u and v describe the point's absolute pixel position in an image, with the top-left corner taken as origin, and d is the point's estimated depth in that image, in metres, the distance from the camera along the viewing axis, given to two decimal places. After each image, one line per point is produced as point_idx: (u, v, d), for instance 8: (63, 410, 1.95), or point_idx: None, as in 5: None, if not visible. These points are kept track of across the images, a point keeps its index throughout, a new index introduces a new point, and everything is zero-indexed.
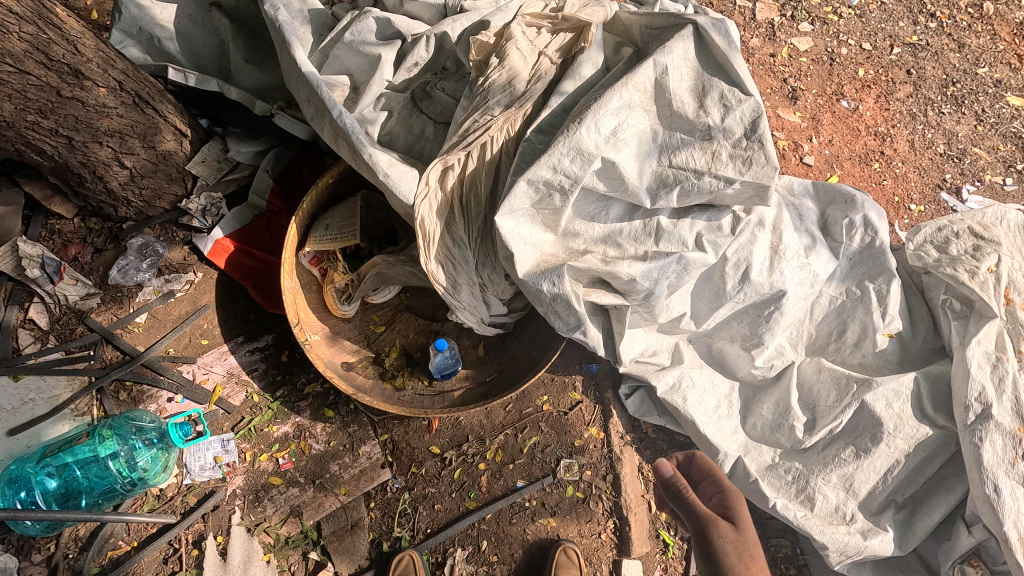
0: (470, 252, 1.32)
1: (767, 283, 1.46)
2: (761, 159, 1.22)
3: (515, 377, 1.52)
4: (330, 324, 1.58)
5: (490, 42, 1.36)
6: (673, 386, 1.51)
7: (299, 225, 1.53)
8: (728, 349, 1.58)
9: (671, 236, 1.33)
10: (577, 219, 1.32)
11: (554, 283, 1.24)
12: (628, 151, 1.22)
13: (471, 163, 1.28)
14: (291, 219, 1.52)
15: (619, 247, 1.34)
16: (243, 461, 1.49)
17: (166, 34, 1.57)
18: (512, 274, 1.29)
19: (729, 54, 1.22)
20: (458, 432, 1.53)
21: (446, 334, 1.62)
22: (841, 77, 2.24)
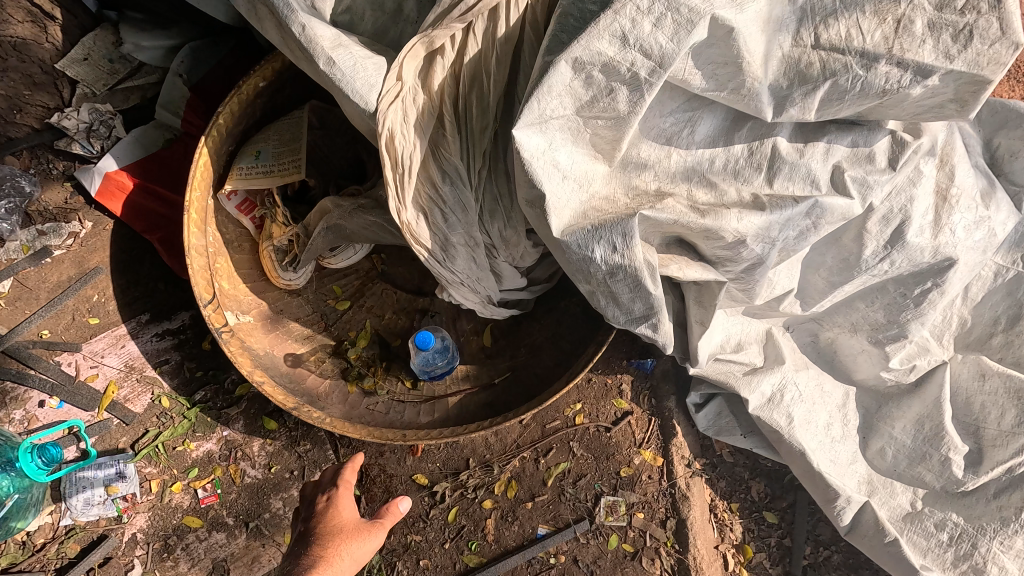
0: (470, 195, 0.81)
1: (930, 249, 0.95)
2: (989, 30, 0.68)
3: (537, 381, 1.05)
4: (269, 300, 1.09)
5: None
6: (771, 398, 1.02)
7: (214, 151, 1.01)
8: (844, 342, 1.10)
9: (794, 170, 0.83)
10: (644, 139, 0.82)
11: (619, 246, 0.71)
12: (753, 11, 0.69)
13: (471, 44, 0.76)
14: (202, 141, 1.00)
15: (711, 187, 0.84)
16: (147, 494, 1.05)
17: None
18: (538, 231, 0.76)
19: None
20: (454, 456, 1.08)
21: (438, 316, 1.14)
22: None
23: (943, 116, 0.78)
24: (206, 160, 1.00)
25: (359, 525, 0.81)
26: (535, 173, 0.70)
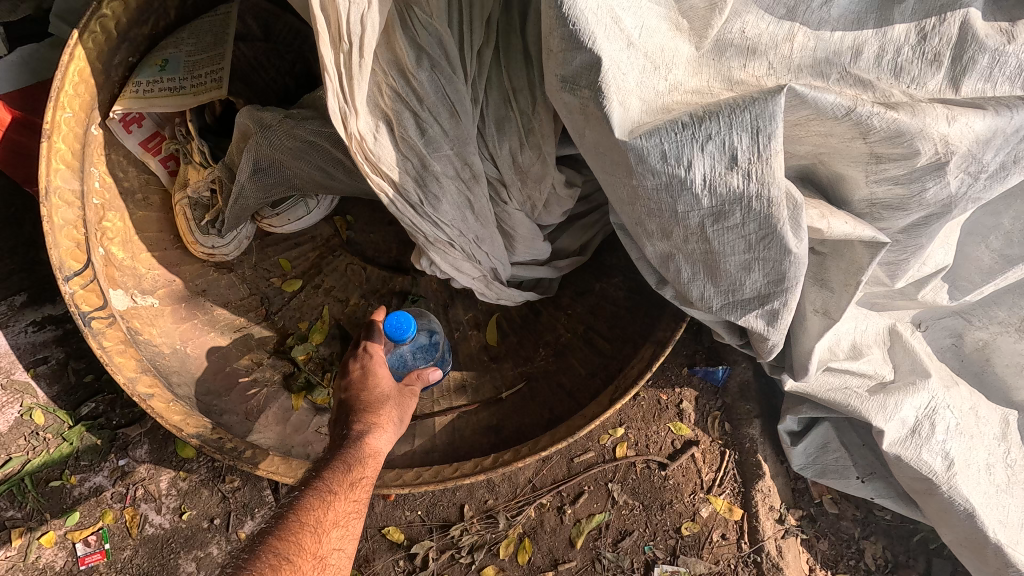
0: (466, 90, 0.49)
1: None
2: None
3: (567, 397, 0.72)
4: (186, 275, 0.77)
5: None
6: (913, 429, 0.69)
7: (93, 55, 0.66)
8: (1004, 345, 0.76)
9: (1004, 62, 0.50)
10: (754, 8, 0.50)
11: (745, 155, 0.38)
12: None
13: None
14: (77, 46, 0.64)
15: (864, 87, 0.51)
16: (5, 550, 0.75)
17: None
18: (580, 143, 0.44)
19: None
20: (443, 501, 0.78)
21: (423, 302, 0.82)
22: None
23: None
24: (81, 68, 0.65)
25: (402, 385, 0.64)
26: (581, 19, 0.38)
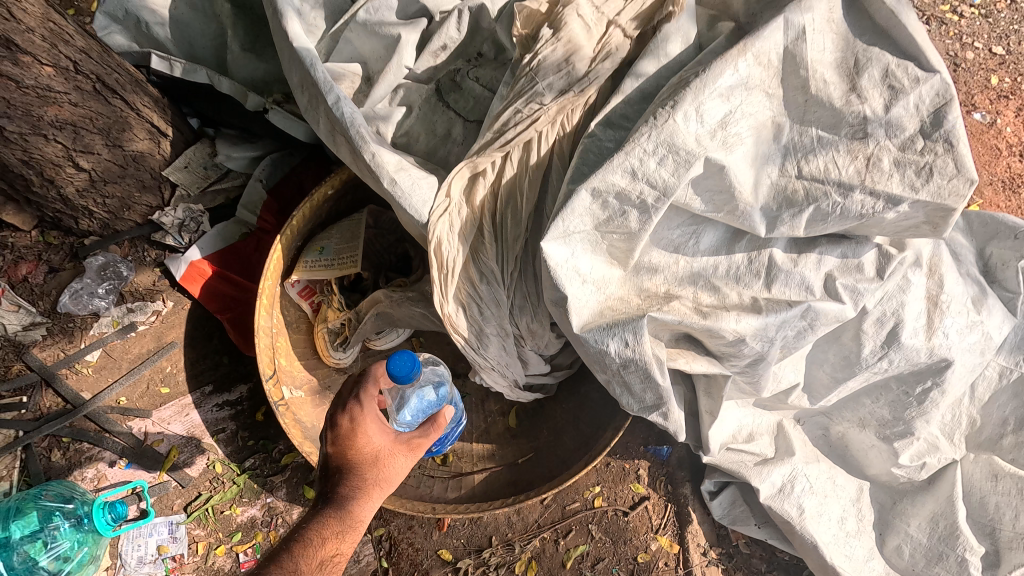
0: (503, 292, 0.95)
1: (926, 350, 1.02)
2: (948, 168, 0.80)
3: (560, 462, 1.12)
4: (319, 375, 1.22)
5: (541, 11, 1.00)
6: (781, 489, 1.08)
7: (286, 245, 1.17)
8: (854, 436, 1.14)
9: (790, 277, 0.92)
10: (652, 249, 0.93)
11: (630, 340, 0.83)
12: (741, 153, 0.84)
13: (509, 170, 0.93)
14: (277, 237, 1.17)
15: (716, 290, 0.93)
16: (193, 554, 1.17)
17: (156, 18, 1.32)
18: (560, 324, 0.89)
19: (895, 12, 0.81)
20: (478, 533, 1.15)
21: (467, 398, 1.22)
22: (969, 86, 1.84)
23: (921, 231, 0.89)
24: (278, 255, 1.16)
25: (398, 438, 0.90)
26: (559, 277, 0.84)
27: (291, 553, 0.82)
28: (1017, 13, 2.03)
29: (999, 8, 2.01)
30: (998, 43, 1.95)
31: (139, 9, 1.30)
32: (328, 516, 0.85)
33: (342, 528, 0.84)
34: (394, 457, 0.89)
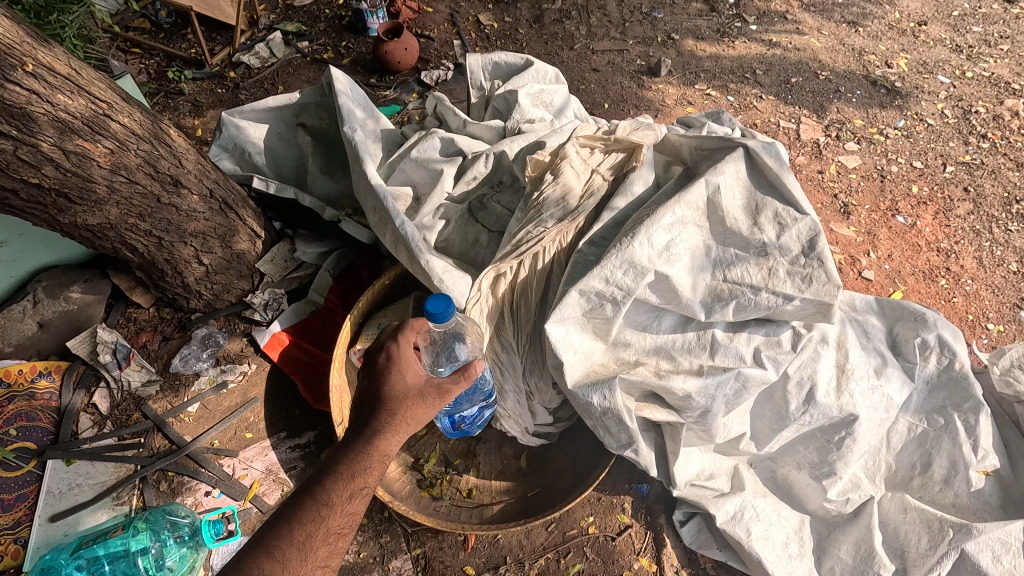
0: (518, 359, 1.31)
1: (836, 406, 1.36)
2: (822, 277, 1.19)
3: (560, 494, 1.42)
4: None
5: (545, 160, 1.44)
6: (734, 515, 1.40)
7: (354, 322, 1.56)
8: (794, 477, 1.45)
9: (726, 350, 1.28)
10: (627, 328, 1.29)
11: (606, 395, 1.19)
12: (681, 265, 1.23)
13: (522, 272, 1.31)
14: (347, 315, 1.56)
15: (672, 359, 1.28)
16: None
17: (256, 149, 1.78)
18: (560, 383, 1.25)
19: (780, 173, 1.25)
20: (495, 554, 1.43)
21: (487, 443, 1.55)
22: (894, 194, 2.27)
23: (815, 317, 1.24)
24: (347, 329, 1.54)
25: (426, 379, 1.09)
26: (556, 347, 1.20)
27: (325, 484, 0.94)
28: (934, 134, 2.50)
29: (917, 131, 2.50)
30: (918, 159, 2.40)
31: (245, 143, 1.76)
32: (359, 451, 0.99)
33: (372, 463, 0.99)
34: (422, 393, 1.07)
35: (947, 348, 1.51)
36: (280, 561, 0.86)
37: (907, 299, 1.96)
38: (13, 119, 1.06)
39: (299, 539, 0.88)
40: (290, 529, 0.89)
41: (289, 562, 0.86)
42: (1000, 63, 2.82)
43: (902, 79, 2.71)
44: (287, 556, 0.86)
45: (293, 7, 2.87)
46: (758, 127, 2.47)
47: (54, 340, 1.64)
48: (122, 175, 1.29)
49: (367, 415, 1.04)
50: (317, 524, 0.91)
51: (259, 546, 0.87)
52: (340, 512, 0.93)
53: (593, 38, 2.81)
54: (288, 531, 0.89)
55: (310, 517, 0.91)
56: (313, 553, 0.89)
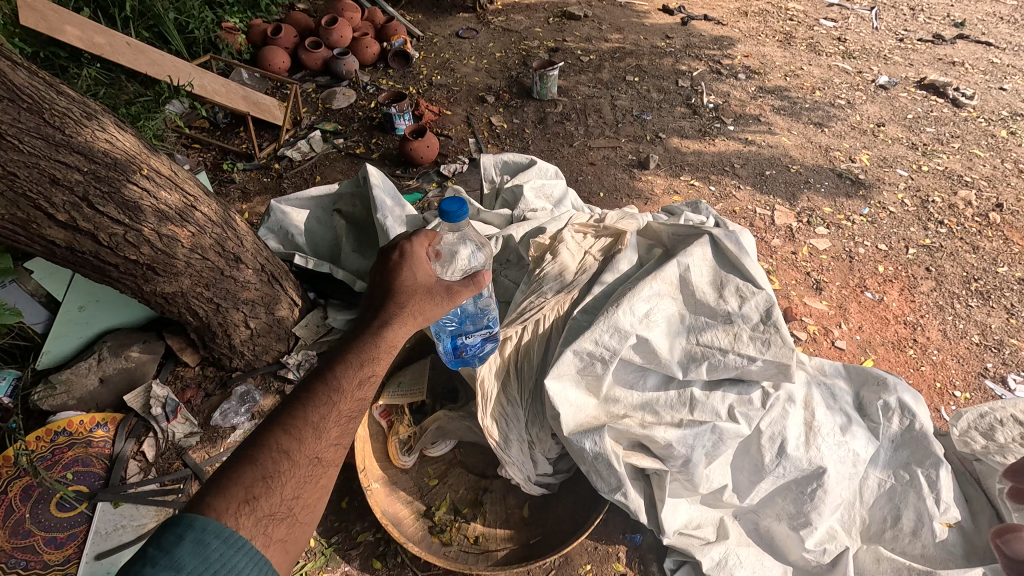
0: (522, 411, 1.51)
1: (806, 458, 1.51)
2: (778, 341, 1.43)
3: (558, 539, 1.56)
4: (389, 474, 1.68)
5: (545, 243, 1.69)
6: (719, 562, 1.54)
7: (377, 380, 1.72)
8: (775, 528, 1.58)
9: (703, 406, 1.46)
10: (617, 385, 1.50)
11: (597, 440, 1.38)
12: (659, 330, 1.48)
13: (525, 336, 1.53)
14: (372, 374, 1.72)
15: (656, 413, 1.47)
16: None
17: (297, 230, 2.09)
18: (557, 432, 1.44)
19: (739, 255, 1.53)
20: None
21: (494, 493, 1.71)
22: (862, 272, 2.52)
23: (779, 378, 1.48)
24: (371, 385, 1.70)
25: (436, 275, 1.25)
26: (552, 398, 1.40)
27: (336, 371, 1.06)
28: (896, 220, 2.79)
29: (881, 218, 2.79)
30: (883, 241, 2.68)
31: (288, 225, 2.07)
32: (368, 341, 1.13)
33: (378, 354, 1.13)
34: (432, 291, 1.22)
35: (908, 409, 1.66)
36: (298, 437, 0.95)
37: (877, 366, 2.15)
38: (125, 209, 1.36)
39: (314, 420, 0.98)
40: (305, 411, 0.99)
41: (306, 439, 0.95)
42: (952, 159, 3.18)
43: (865, 173, 3.05)
44: (304, 434, 0.96)
45: (332, 111, 3.34)
46: (737, 213, 2.78)
47: (111, 394, 1.84)
48: (198, 254, 1.56)
49: (377, 309, 1.19)
50: (328, 408, 1.01)
51: (277, 425, 0.96)
52: (350, 397, 1.05)
53: (591, 136, 3.23)
54: (304, 412, 0.98)
55: (323, 400, 1.01)
56: (327, 433, 0.98)
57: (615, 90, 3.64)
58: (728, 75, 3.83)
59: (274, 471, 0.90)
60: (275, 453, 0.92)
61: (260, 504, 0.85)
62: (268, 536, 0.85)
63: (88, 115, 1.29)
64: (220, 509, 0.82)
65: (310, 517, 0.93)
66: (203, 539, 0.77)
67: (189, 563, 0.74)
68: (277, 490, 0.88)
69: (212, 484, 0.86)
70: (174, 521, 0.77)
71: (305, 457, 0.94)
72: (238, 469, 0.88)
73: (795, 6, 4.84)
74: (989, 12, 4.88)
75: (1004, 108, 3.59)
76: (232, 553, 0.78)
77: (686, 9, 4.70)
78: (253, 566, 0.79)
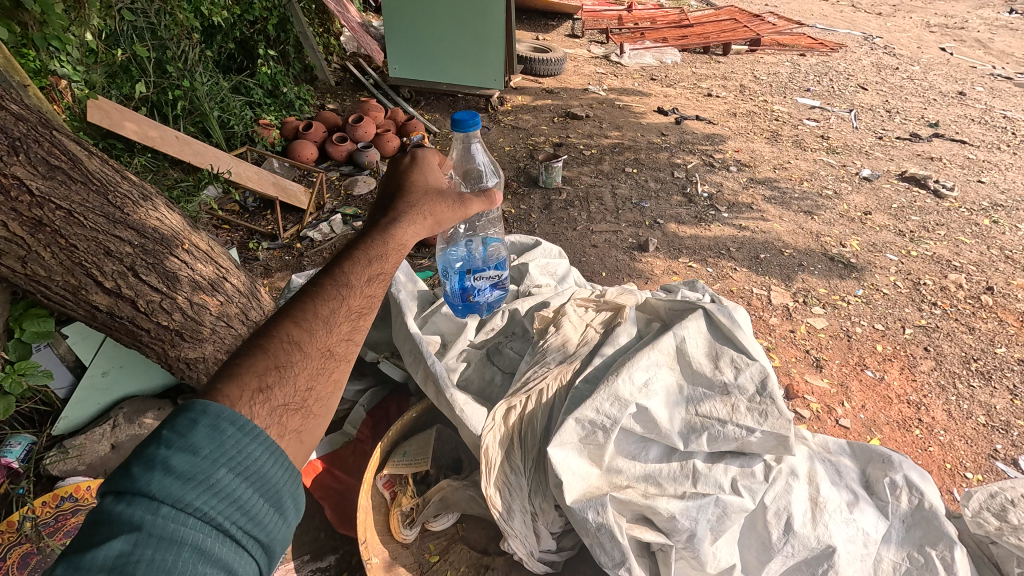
0: (525, 480, 1.51)
1: (814, 536, 1.47)
2: (775, 412, 1.50)
3: None
4: (390, 548, 1.64)
5: (549, 316, 1.82)
6: None
7: (383, 450, 1.74)
8: None
9: (706, 478, 1.46)
10: (619, 456, 1.52)
11: (599, 511, 1.38)
12: (658, 399, 1.53)
13: (530, 405, 1.57)
14: (377, 445, 1.75)
15: (659, 485, 1.48)
16: None
17: None
18: (560, 502, 1.44)
19: (733, 328, 1.66)
20: None
21: (496, 570, 1.67)
22: (861, 351, 2.57)
23: (780, 451, 1.50)
24: (376, 454, 1.73)
25: (444, 191, 1.30)
26: (553, 465, 1.42)
27: (345, 269, 1.04)
28: (890, 301, 2.88)
29: (875, 299, 2.88)
30: (879, 321, 2.75)
31: None
32: (378, 240, 1.12)
33: (387, 252, 1.12)
34: (439, 205, 1.26)
35: (916, 487, 1.64)
36: (307, 331, 0.94)
37: (884, 445, 2.14)
38: (164, 279, 1.50)
39: (323, 315, 0.97)
40: (313, 304, 0.98)
41: (315, 332, 0.95)
42: (940, 244, 3.33)
43: (856, 257, 3.20)
44: (313, 327, 0.95)
45: (353, 196, 3.61)
46: (735, 293, 2.89)
47: (121, 460, 1.83)
48: (223, 322, 1.66)
49: (386, 213, 1.20)
50: (338, 303, 1.00)
51: (286, 319, 0.95)
52: (359, 293, 1.03)
53: (593, 221, 3.44)
54: (313, 307, 0.97)
55: (332, 295, 1.00)
56: (337, 326, 0.98)
57: (615, 179, 3.92)
58: (720, 167, 4.13)
59: (285, 362, 0.89)
60: (284, 344, 0.92)
61: (273, 395, 0.85)
62: (283, 427, 0.85)
63: (144, 198, 1.48)
64: (233, 397, 0.82)
65: (324, 410, 0.93)
66: (219, 425, 0.76)
67: (206, 446, 0.74)
68: (289, 382, 0.88)
69: (224, 373, 0.86)
70: (187, 406, 0.77)
71: (316, 351, 0.94)
72: (249, 359, 0.88)
73: (779, 108, 5.29)
74: (960, 114, 5.30)
75: (984, 199, 3.81)
76: (247, 442, 0.77)
77: (679, 110, 5.16)
78: (269, 456, 0.79)
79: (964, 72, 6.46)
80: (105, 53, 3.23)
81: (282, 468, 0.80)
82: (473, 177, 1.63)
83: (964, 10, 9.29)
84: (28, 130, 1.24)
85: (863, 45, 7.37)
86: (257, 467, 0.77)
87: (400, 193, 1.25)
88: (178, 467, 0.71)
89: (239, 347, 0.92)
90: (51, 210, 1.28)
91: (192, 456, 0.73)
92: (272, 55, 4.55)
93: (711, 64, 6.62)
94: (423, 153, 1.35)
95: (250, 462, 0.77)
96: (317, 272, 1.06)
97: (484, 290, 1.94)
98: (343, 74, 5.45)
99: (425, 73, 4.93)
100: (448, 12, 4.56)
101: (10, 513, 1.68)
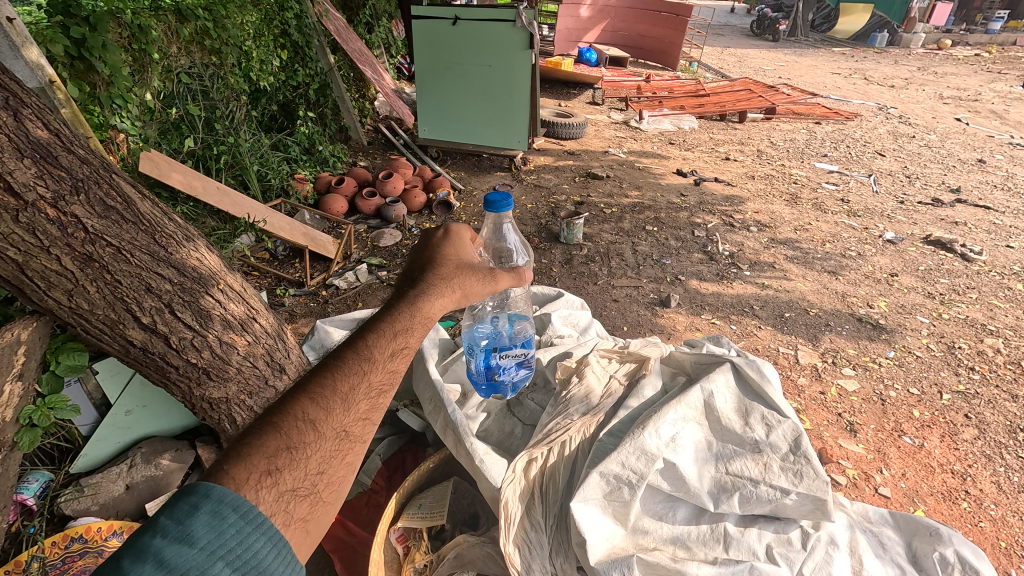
0: (546, 537, 1.42)
1: None
2: (810, 473, 1.43)
3: None
4: None
5: (572, 365, 1.80)
6: None
7: (397, 502, 1.66)
8: None
9: (739, 543, 1.38)
10: (646, 515, 1.44)
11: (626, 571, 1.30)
12: (686, 454, 1.48)
13: (551, 458, 1.51)
14: (392, 495, 1.68)
15: (688, 548, 1.39)
16: None
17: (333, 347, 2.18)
18: (583, 563, 1.35)
19: (761, 382, 1.64)
20: None
21: None
22: (897, 416, 2.46)
23: (818, 516, 1.41)
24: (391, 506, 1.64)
25: (475, 266, 1.30)
26: (575, 522, 1.34)
27: (369, 341, 1.05)
28: (924, 364, 2.79)
29: (907, 361, 2.79)
30: (914, 385, 2.64)
31: (325, 341, 2.17)
32: (406, 312, 1.13)
33: (414, 326, 1.12)
34: (468, 279, 1.26)
35: (969, 565, 1.51)
36: (324, 410, 0.93)
37: (929, 518, 1.99)
38: (197, 316, 1.53)
39: (342, 393, 0.97)
40: (333, 381, 0.98)
41: (332, 412, 0.94)
42: (973, 308, 3.25)
43: (885, 318, 3.13)
44: (330, 406, 0.94)
45: (378, 248, 3.72)
46: (760, 351, 2.84)
47: (133, 501, 1.80)
48: (249, 362, 1.68)
49: (416, 284, 1.20)
50: (359, 378, 1.00)
51: (304, 396, 0.94)
52: (381, 369, 1.03)
53: (614, 276, 3.46)
54: (332, 383, 0.97)
55: (353, 370, 1.00)
56: (355, 405, 0.97)
57: (636, 237, 3.97)
58: (740, 227, 4.16)
59: (298, 443, 0.88)
60: (298, 423, 0.90)
61: (282, 478, 0.84)
62: (290, 515, 0.83)
63: (187, 238, 1.54)
64: (240, 480, 0.79)
65: (333, 496, 0.91)
66: (219, 512, 0.73)
67: (203, 537, 0.71)
68: (300, 465, 0.87)
69: (233, 452, 0.84)
70: (188, 489, 0.74)
71: (332, 432, 0.93)
72: (261, 437, 0.87)
73: (797, 172, 5.38)
74: (981, 181, 5.31)
75: (1014, 263, 3.74)
76: (248, 532, 0.74)
77: (697, 172, 5.29)
78: (269, 548, 0.75)
79: (981, 141, 6.55)
80: (161, 112, 3.46)
81: (282, 563, 0.75)
82: (503, 257, 1.62)
83: (975, 84, 9.55)
84: (90, 173, 1.34)
85: (877, 114, 7.57)
86: (257, 561, 0.73)
87: (431, 265, 1.25)
88: (172, 560, 0.68)
89: (253, 423, 0.91)
90: (102, 246, 1.35)
91: (188, 548, 0.69)
92: (311, 117, 4.87)
93: (728, 130, 6.84)
94: (457, 228, 1.37)
95: (249, 554, 0.73)
96: (342, 343, 1.07)
97: (510, 370, 1.75)
98: (375, 135, 5.77)
99: (452, 135, 5.19)
100: (477, 81, 4.83)
101: (18, 553, 1.63)
